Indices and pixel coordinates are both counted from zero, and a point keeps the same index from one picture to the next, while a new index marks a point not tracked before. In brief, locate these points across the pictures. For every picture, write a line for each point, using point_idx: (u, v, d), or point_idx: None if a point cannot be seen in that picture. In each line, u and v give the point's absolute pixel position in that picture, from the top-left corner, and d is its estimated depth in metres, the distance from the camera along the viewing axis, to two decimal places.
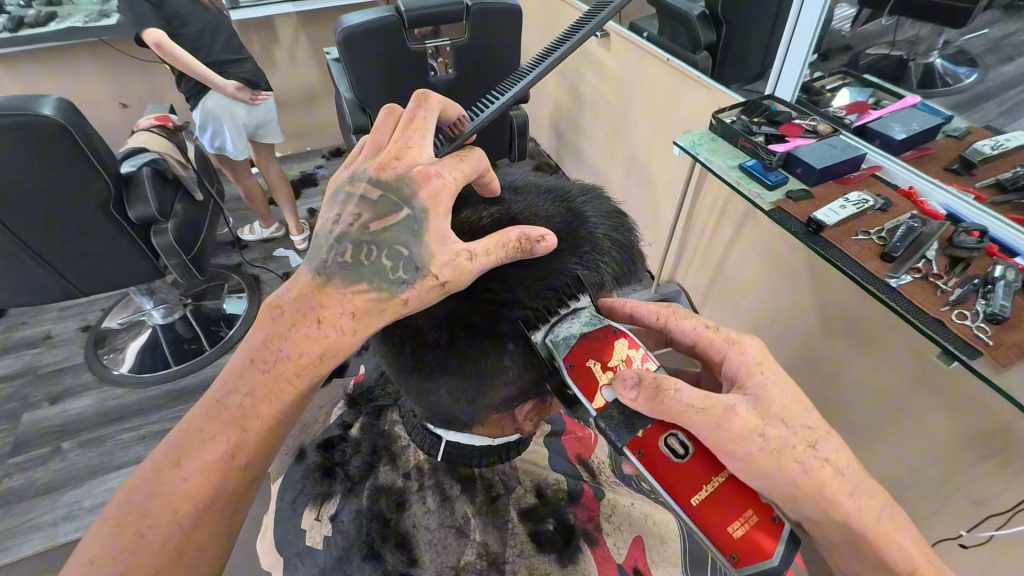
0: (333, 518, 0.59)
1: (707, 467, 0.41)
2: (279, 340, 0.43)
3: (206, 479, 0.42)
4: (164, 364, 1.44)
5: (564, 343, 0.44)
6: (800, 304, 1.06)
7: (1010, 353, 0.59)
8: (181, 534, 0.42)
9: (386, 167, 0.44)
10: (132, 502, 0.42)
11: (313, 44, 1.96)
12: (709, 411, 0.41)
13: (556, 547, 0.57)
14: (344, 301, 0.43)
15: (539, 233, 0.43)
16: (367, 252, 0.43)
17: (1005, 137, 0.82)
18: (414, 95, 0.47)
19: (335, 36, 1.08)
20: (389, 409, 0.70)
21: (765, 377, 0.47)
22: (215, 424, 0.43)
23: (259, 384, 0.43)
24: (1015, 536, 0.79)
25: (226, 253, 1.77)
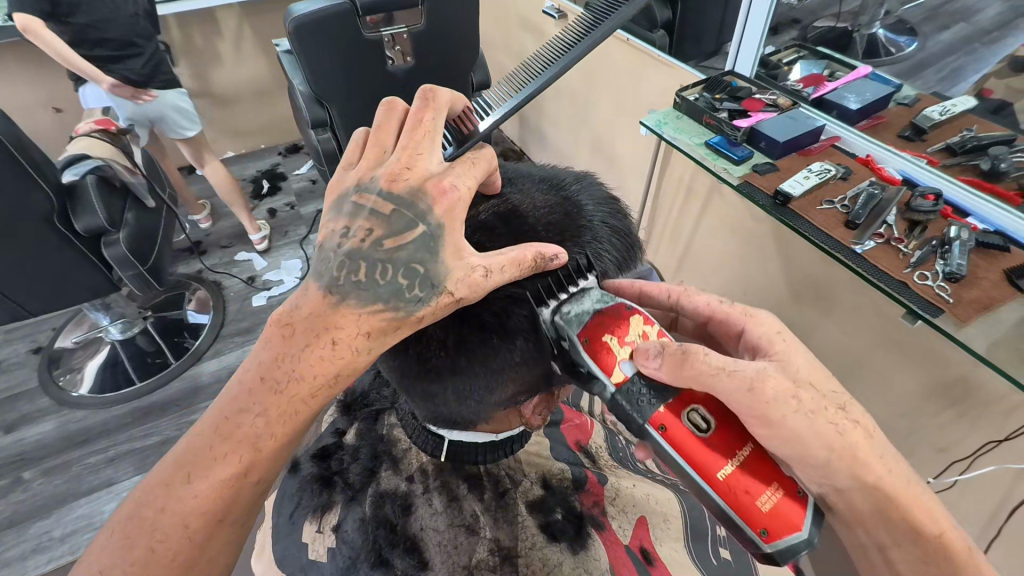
0: (336, 529, 0.58)
1: (729, 442, 0.42)
2: (291, 359, 0.41)
3: (217, 492, 0.41)
4: (127, 381, 1.37)
5: (575, 320, 0.44)
6: (769, 275, 1.09)
7: (969, 310, 0.62)
8: (192, 548, 0.41)
9: (397, 178, 0.43)
10: (141, 525, 0.40)
11: (260, 36, 1.87)
12: (734, 376, 0.43)
13: (567, 536, 0.58)
14: (358, 321, 0.41)
15: (553, 250, 0.43)
16: (382, 271, 0.41)
17: (952, 102, 0.87)
18: (420, 92, 0.47)
19: (284, 27, 1.02)
20: (386, 412, 0.69)
21: (785, 344, 0.50)
22: (226, 443, 0.41)
23: (273, 405, 0.41)
24: (976, 479, 0.84)
25: (184, 260, 1.69)
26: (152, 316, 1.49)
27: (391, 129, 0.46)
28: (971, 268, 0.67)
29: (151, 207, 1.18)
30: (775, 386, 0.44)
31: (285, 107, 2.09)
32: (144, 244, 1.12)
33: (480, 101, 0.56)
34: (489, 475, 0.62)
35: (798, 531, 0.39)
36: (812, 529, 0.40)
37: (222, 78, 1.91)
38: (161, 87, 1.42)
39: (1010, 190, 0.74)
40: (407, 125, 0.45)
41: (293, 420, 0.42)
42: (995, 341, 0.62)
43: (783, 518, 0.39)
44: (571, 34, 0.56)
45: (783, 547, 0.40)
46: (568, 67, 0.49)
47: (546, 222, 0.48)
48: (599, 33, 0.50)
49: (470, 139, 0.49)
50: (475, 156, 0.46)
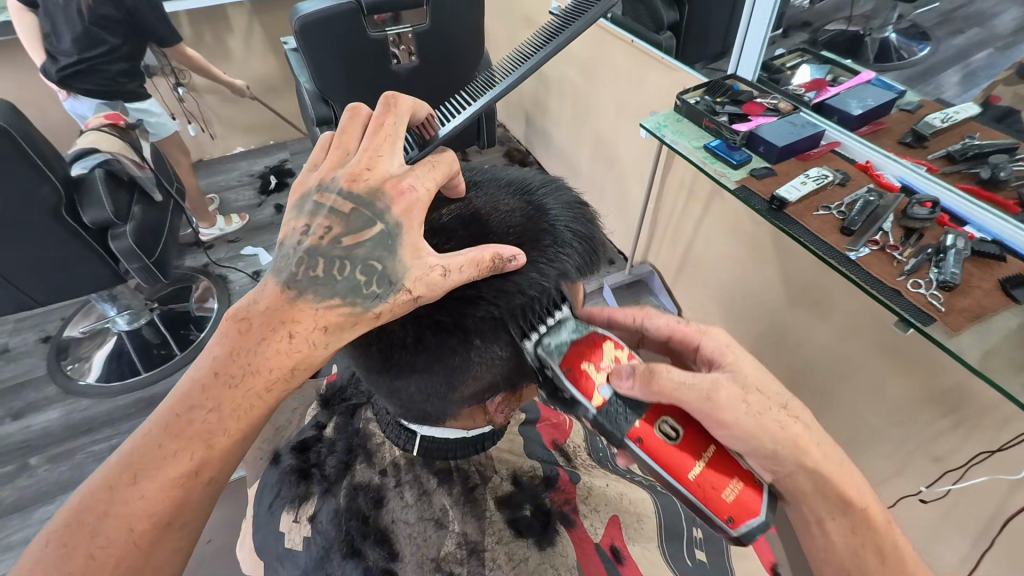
0: (312, 519, 0.60)
1: (697, 444, 0.43)
2: (247, 352, 0.43)
3: (165, 493, 0.42)
4: (132, 372, 1.39)
5: (555, 351, 0.45)
6: (766, 279, 1.10)
7: (960, 318, 0.62)
8: (137, 554, 0.41)
9: (357, 179, 0.44)
10: (80, 531, 0.40)
11: (270, 34, 1.89)
12: (695, 387, 0.44)
13: (533, 532, 0.58)
14: (315, 316, 0.43)
15: (511, 251, 0.44)
16: (341, 267, 0.43)
17: (954, 110, 0.86)
18: (381, 98, 0.47)
19: (290, 25, 1.03)
20: (362, 407, 0.70)
21: (737, 356, 0.51)
22: (177, 441, 0.42)
23: (226, 400, 0.43)
24: (969, 489, 0.84)
25: (191, 254, 1.72)
26: (159, 308, 1.51)
27: (355, 133, 0.47)
28: (966, 277, 0.66)
29: (158, 201, 1.20)
30: (727, 394, 0.45)
31: (294, 104, 2.12)
32: (150, 238, 1.14)
33: (450, 104, 0.57)
34: (459, 471, 0.61)
35: (758, 515, 0.41)
36: (768, 511, 0.42)
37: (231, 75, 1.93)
38: (81, 94, 1.39)
39: (1007, 199, 0.74)
40: (370, 128, 0.46)
41: (245, 414, 0.43)
42: (988, 351, 0.62)
43: (747, 505, 0.41)
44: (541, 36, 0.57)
45: (750, 535, 0.41)
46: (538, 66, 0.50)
47: (507, 225, 0.48)
48: (571, 32, 0.50)
49: (431, 144, 0.51)
50: (435, 158, 0.47)
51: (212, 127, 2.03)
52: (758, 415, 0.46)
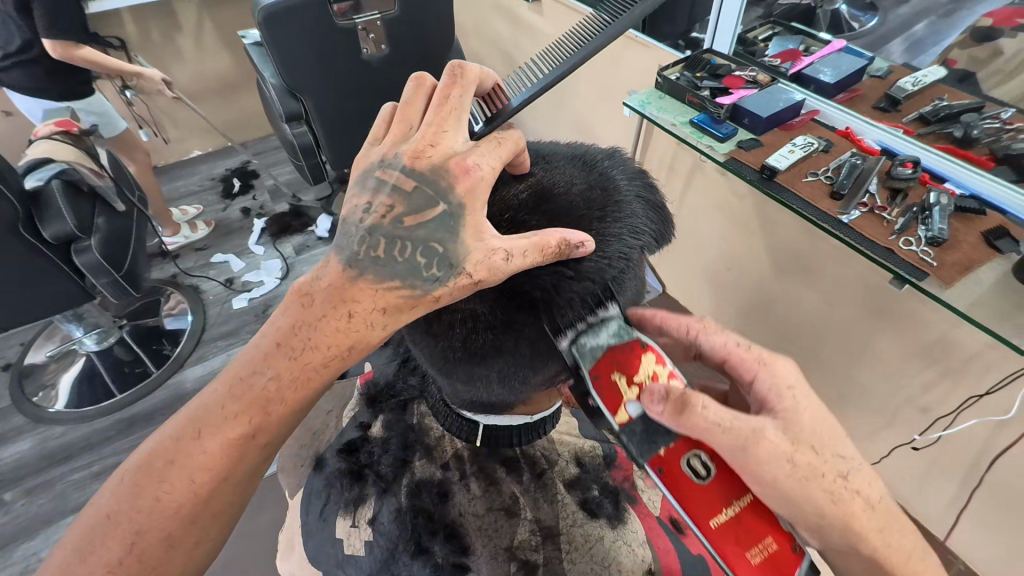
0: (372, 522, 0.59)
1: (730, 490, 0.42)
2: (307, 327, 0.44)
3: (226, 453, 0.44)
4: (106, 394, 1.32)
5: (589, 354, 0.45)
6: (752, 248, 1.12)
7: (952, 272, 0.65)
8: (194, 502, 0.43)
9: (420, 156, 0.45)
10: (150, 474, 0.43)
11: (222, 29, 1.79)
12: (731, 432, 0.42)
13: (605, 512, 0.60)
14: (375, 297, 0.44)
15: (578, 237, 0.43)
16: (400, 248, 0.44)
17: (924, 72, 0.88)
18: (447, 68, 0.48)
19: (253, 17, 0.99)
20: (415, 401, 0.69)
21: (795, 400, 0.48)
22: (237, 403, 0.44)
23: (285, 370, 0.44)
24: (958, 433, 0.89)
25: (158, 265, 1.64)
26: (128, 324, 1.44)
27: (419, 106, 0.49)
28: (952, 232, 0.69)
29: (122, 210, 1.13)
30: (771, 446, 0.43)
31: (253, 102, 2.03)
32: (118, 249, 1.08)
33: (516, 77, 0.56)
34: (526, 458, 0.63)
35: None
36: None
37: (184, 74, 1.83)
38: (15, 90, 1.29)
39: (982, 155, 0.78)
40: (434, 101, 0.47)
41: (302, 385, 0.44)
42: (975, 301, 0.65)
43: (773, 575, 0.39)
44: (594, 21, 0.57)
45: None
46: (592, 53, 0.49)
47: (582, 198, 0.47)
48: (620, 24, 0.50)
49: (499, 118, 0.50)
50: (502, 135, 0.47)
51: (166, 131, 1.93)
52: (806, 481, 0.43)
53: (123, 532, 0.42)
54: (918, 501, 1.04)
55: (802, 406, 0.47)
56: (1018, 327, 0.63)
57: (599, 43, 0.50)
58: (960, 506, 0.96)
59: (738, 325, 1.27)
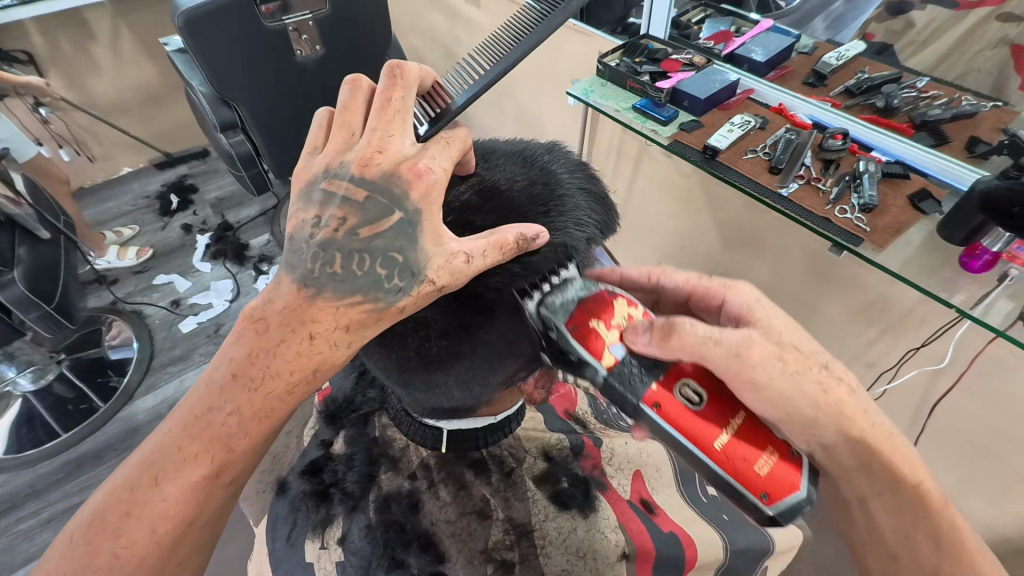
0: (342, 541, 0.57)
1: (723, 412, 0.45)
2: (265, 355, 0.43)
3: (189, 499, 0.42)
4: (50, 435, 1.23)
5: (561, 310, 0.44)
6: (702, 226, 1.15)
7: (885, 235, 0.69)
8: (160, 552, 0.42)
9: (368, 163, 0.45)
10: (104, 530, 0.41)
11: (140, 36, 1.69)
12: (721, 344, 0.47)
13: (576, 502, 0.61)
14: (336, 315, 0.43)
15: (534, 230, 0.42)
16: (359, 261, 0.43)
17: (845, 48, 0.93)
18: (386, 69, 0.48)
19: (172, 22, 0.92)
20: (375, 414, 0.68)
21: (766, 312, 0.54)
22: (197, 444, 0.42)
23: (246, 403, 0.43)
24: (902, 385, 0.95)
25: (94, 292, 1.54)
26: (67, 358, 1.35)
27: (359, 110, 0.48)
28: (882, 198, 0.73)
29: (45, 238, 1.05)
30: (760, 350, 0.48)
31: (183, 113, 1.92)
32: (46, 280, 1.00)
33: (460, 69, 0.55)
34: (493, 458, 0.63)
35: (796, 490, 0.43)
36: (808, 486, 0.44)
37: (103, 86, 1.72)
38: None
39: (903, 123, 0.82)
40: (376, 104, 0.47)
41: (267, 416, 0.44)
42: (906, 260, 0.69)
43: (781, 480, 0.43)
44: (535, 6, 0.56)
45: (787, 509, 0.43)
46: (529, 51, 0.49)
47: (528, 195, 0.45)
48: (556, 20, 0.49)
49: (444, 117, 0.49)
50: (449, 134, 0.47)
51: (90, 149, 1.81)
52: (799, 376, 0.49)
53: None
54: None
55: (774, 317, 0.53)
56: (943, 282, 0.68)
57: (535, 43, 0.49)
58: None
59: None
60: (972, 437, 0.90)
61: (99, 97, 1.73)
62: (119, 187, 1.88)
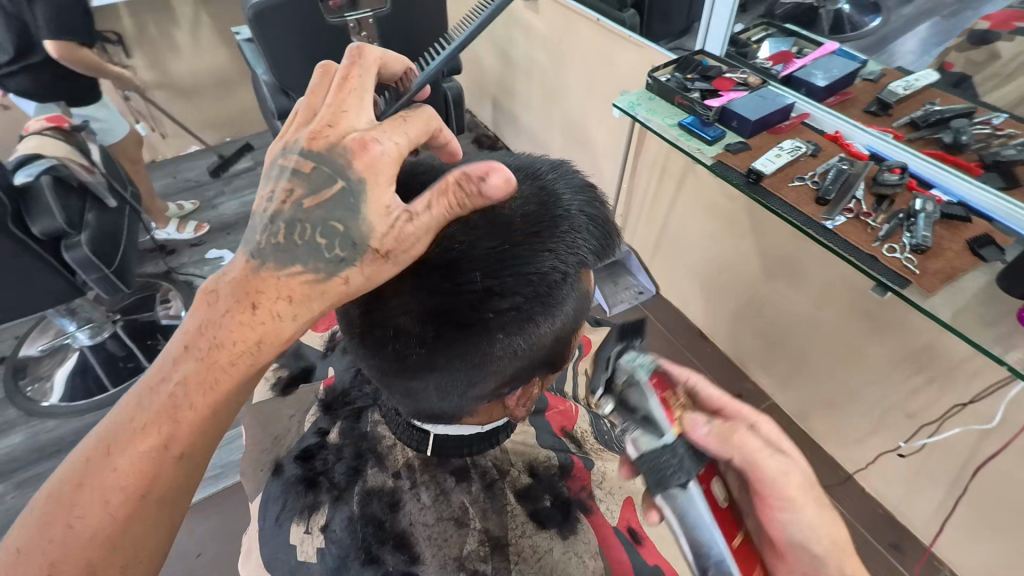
0: (325, 529, 0.58)
1: (733, 525, 0.44)
2: (212, 325, 0.40)
3: (142, 474, 0.39)
4: (100, 389, 1.33)
5: (640, 366, 0.50)
6: (742, 250, 1.12)
7: (934, 279, 0.65)
8: (114, 526, 0.38)
9: (318, 136, 0.40)
10: (58, 504, 0.38)
11: (219, 23, 1.80)
12: (775, 456, 0.43)
13: (554, 522, 0.60)
14: (279, 286, 0.40)
15: (482, 169, 0.37)
16: (301, 231, 0.41)
17: (915, 77, 0.88)
18: (346, 50, 0.43)
19: (243, 14, 0.99)
20: (367, 410, 0.70)
21: (792, 409, 0.51)
22: (150, 415, 0.39)
23: (193, 373, 0.40)
24: (944, 441, 0.89)
25: (152, 260, 1.65)
26: (121, 320, 1.43)
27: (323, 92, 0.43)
28: (936, 240, 0.69)
29: (111, 207, 1.13)
30: (803, 474, 0.44)
31: (249, 98, 2.03)
32: (108, 246, 1.08)
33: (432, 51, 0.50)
34: (476, 468, 0.63)
35: None
36: None
37: (180, 68, 1.84)
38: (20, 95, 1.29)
39: (970, 161, 0.77)
40: (335, 80, 0.41)
41: (211, 389, 0.40)
42: (958, 310, 0.64)
43: None
44: None
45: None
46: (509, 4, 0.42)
47: (521, 213, 0.45)
48: None
49: (404, 97, 0.45)
50: (410, 113, 0.42)
51: (164, 126, 1.93)
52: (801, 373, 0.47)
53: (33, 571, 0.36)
54: (903, 507, 1.04)
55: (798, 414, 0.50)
56: (998, 338, 0.63)
57: (501, 7, 0.43)
58: (945, 513, 0.96)
59: (728, 328, 1.27)
60: (1018, 506, 0.83)
61: (177, 78, 1.85)
62: (185, 163, 2.00)
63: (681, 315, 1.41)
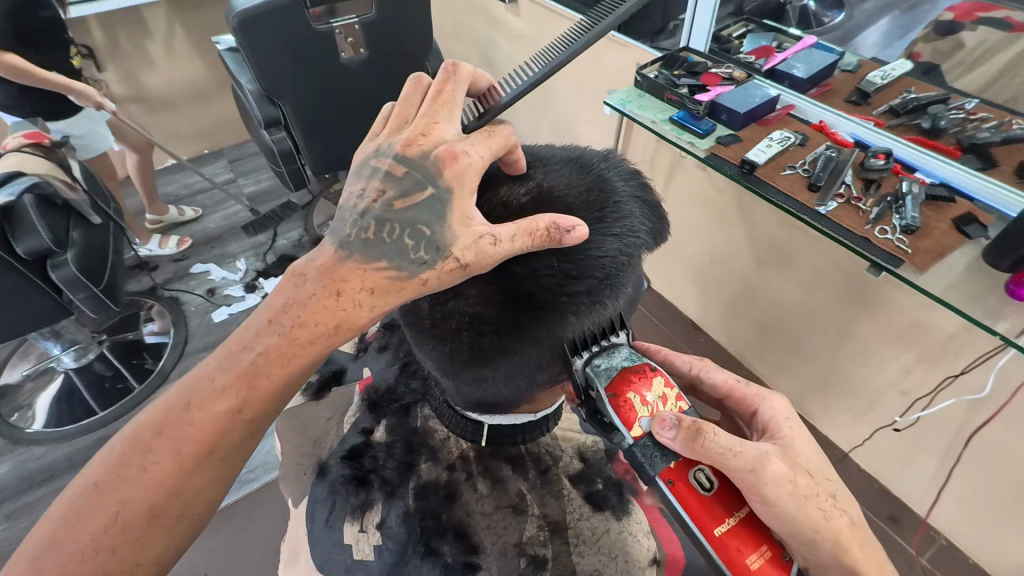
0: (381, 527, 0.62)
1: (728, 504, 0.46)
2: (297, 304, 0.46)
3: (215, 429, 0.45)
4: (88, 411, 1.29)
5: (604, 373, 0.49)
6: (733, 241, 1.15)
7: (926, 258, 0.68)
8: (183, 474, 0.44)
9: (411, 144, 0.48)
10: (138, 447, 0.44)
11: (193, 34, 1.77)
12: (741, 455, 0.46)
13: (609, 504, 0.64)
14: (364, 278, 0.47)
15: (570, 222, 0.43)
16: (389, 230, 0.47)
17: (891, 66, 0.91)
18: (443, 67, 0.51)
19: (228, 23, 0.98)
20: (416, 405, 0.72)
21: (793, 430, 0.53)
22: (227, 377, 0.45)
23: (273, 344, 0.46)
24: (936, 414, 0.93)
25: (135, 277, 1.60)
26: (107, 340, 1.40)
27: (414, 103, 0.52)
28: (925, 221, 0.72)
29: (95, 223, 1.10)
30: (775, 470, 0.46)
31: (227, 109, 1.99)
32: (95, 263, 1.05)
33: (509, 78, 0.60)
34: (530, 455, 0.67)
35: None
36: None
37: (155, 81, 1.80)
38: None
39: (949, 145, 0.81)
40: (429, 94, 0.50)
41: (286, 360, 0.46)
42: (948, 285, 0.68)
43: None
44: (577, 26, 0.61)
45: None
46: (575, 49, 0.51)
47: (582, 201, 0.49)
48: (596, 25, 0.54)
49: (489, 112, 0.52)
50: (493, 128, 0.49)
51: None
52: None
53: (106, 505, 0.43)
54: (899, 481, 1.08)
55: (801, 440, 0.52)
56: (988, 310, 0.66)
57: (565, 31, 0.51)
58: (939, 485, 1.00)
59: (721, 317, 1.30)
60: (1009, 472, 0.87)
61: (152, 91, 1.81)
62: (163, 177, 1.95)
63: (675, 307, 1.44)
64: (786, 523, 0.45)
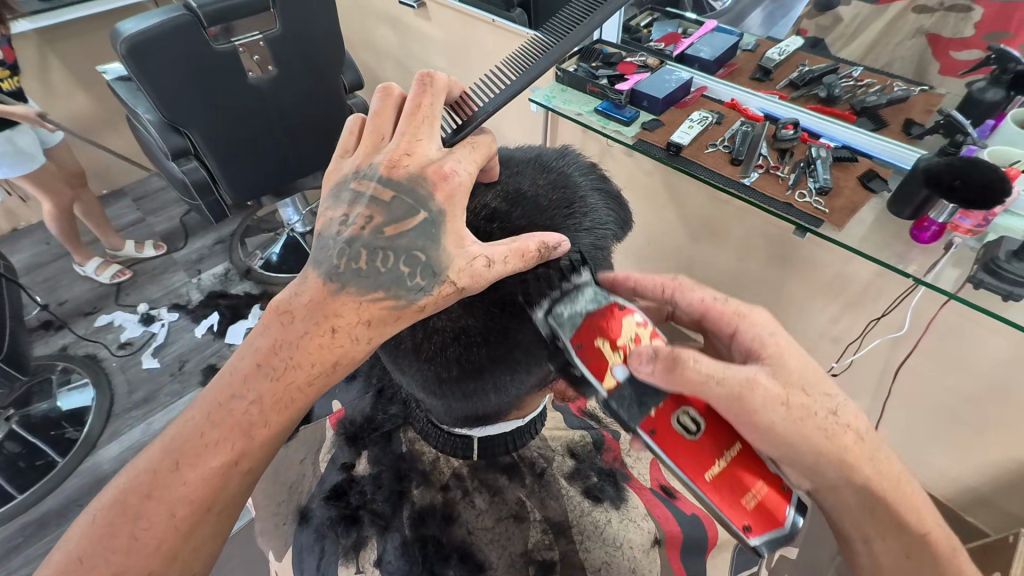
0: (379, 563, 0.60)
1: (719, 444, 0.43)
2: (288, 346, 0.44)
3: (211, 488, 0.43)
4: (4, 498, 1.14)
5: (568, 323, 0.44)
6: (668, 221, 1.19)
7: (844, 216, 0.74)
8: (178, 535, 0.42)
9: (397, 165, 0.47)
10: (125, 513, 0.42)
11: (74, 65, 1.61)
12: (723, 383, 0.43)
13: (607, 495, 0.65)
14: (359, 311, 0.45)
15: (555, 238, 0.44)
16: (384, 258, 0.45)
17: (785, 43, 0.99)
18: (417, 77, 0.50)
19: (115, 50, 0.89)
20: (400, 429, 0.70)
21: (778, 344, 0.50)
22: (218, 430, 0.43)
23: (269, 391, 0.44)
24: (867, 355, 1.02)
25: (42, 339, 1.44)
26: (17, 416, 1.26)
27: (390, 114, 0.51)
28: (836, 182, 0.78)
29: None
30: (763, 392, 0.44)
31: (124, 143, 1.84)
32: None
33: (482, 84, 0.60)
34: (524, 461, 0.66)
35: (780, 525, 0.41)
36: (794, 524, 0.42)
37: None
38: None
39: (844, 110, 0.88)
40: (407, 109, 0.49)
41: (285, 406, 0.45)
42: (863, 237, 0.74)
43: (768, 513, 0.42)
44: (554, 36, 0.62)
45: (771, 543, 0.42)
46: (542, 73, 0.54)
47: (552, 200, 0.49)
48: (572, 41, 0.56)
49: (470, 126, 0.52)
50: (475, 139, 0.49)
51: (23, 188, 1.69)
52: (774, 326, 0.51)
53: None
54: None
55: (787, 351, 0.49)
56: (900, 256, 0.73)
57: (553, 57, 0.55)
58: (876, 418, 1.10)
59: None
60: (936, 399, 0.97)
61: None
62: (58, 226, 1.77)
63: None
64: (777, 446, 0.44)
